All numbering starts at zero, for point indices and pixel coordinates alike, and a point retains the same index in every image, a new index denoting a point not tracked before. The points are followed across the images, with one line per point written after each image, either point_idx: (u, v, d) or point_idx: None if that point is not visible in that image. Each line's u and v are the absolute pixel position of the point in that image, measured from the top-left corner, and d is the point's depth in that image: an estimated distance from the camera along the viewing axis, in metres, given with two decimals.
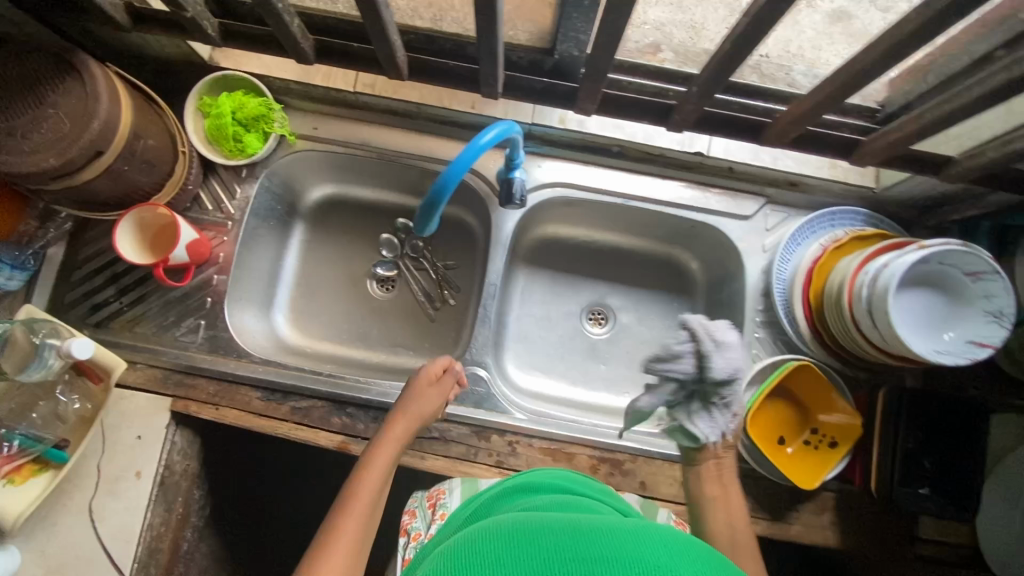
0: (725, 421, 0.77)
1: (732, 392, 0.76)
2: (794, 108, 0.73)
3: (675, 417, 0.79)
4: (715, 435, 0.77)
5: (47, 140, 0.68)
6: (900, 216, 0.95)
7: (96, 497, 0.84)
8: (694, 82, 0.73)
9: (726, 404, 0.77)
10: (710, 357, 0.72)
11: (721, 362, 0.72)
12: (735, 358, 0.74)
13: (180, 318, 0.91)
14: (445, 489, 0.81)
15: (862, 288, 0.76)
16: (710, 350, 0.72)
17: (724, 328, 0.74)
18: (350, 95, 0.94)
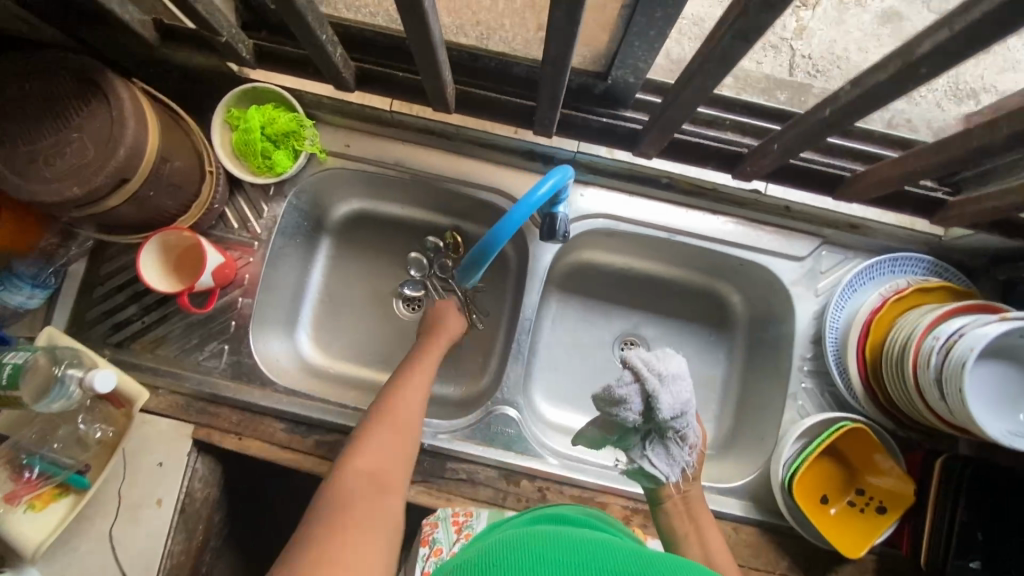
0: (682, 456, 0.75)
1: (686, 427, 0.73)
2: (891, 165, 0.67)
3: (631, 458, 0.76)
4: (672, 473, 0.75)
5: (71, 167, 0.64)
6: (965, 264, 0.89)
7: (116, 523, 0.82)
8: (778, 138, 0.67)
9: (682, 438, 0.74)
10: (655, 396, 0.69)
11: (668, 400, 0.69)
12: (682, 391, 0.70)
13: (203, 341, 0.88)
14: (472, 511, 0.80)
15: (930, 355, 0.71)
16: (654, 389, 0.69)
17: (668, 361, 0.71)
18: (386, 113, 0.89)
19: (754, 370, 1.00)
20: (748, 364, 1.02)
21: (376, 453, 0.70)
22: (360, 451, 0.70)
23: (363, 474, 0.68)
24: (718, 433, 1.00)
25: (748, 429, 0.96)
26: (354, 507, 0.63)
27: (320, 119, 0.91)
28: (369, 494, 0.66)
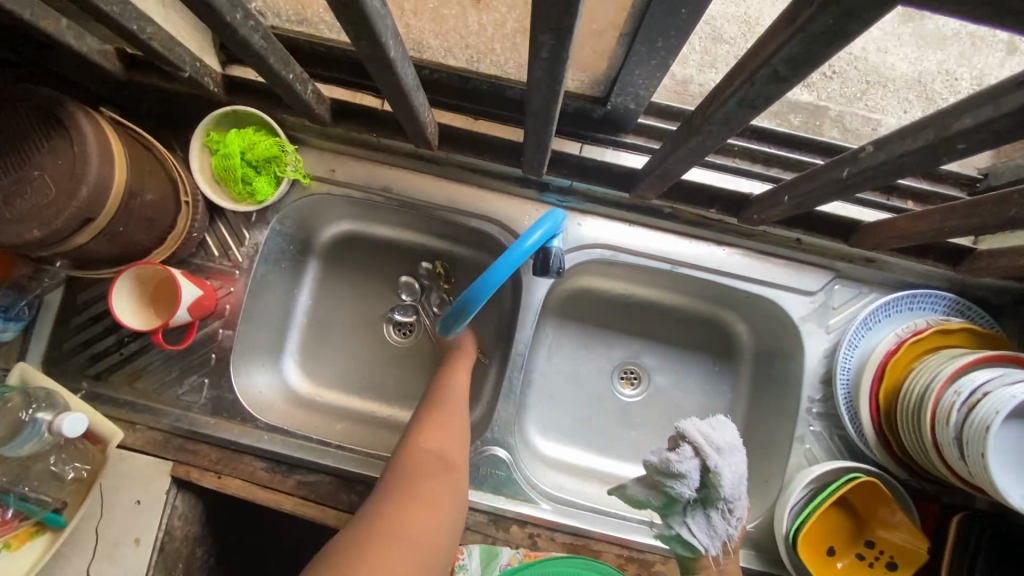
0: (726, 530, 0.70)
1: (737, 500, 0.69)
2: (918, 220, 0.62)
3: (669, 524, 0.71)
4: (712, 545, 0.70)
5: (30, 207, 0.60)
6: (988, 301, 0.83)
7: (92, 564, 0.80)
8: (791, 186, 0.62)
9: (730, 512, 0.69)
10: (717, 469, 0.67)
11: (728, 473, 0.67)
12: (738, 463, 0.68)
13: (183, 374, 0.84)
14: (463, 550, 0.78)
15: (951, 411, 0.66)
16: (715, 462, 0.67)
17: (722, 430, 0.69)
18: (372, 137, 0.84)
19: (759, 406, 0.95)
20: (753, 399, 0.97)
21: (438, 432, 0.72)
22: (425, 430, 0.73)
23: (428, 452, 0.70)
24: None
25: (751, 469, 0.92)
26: (421, 481, 0.67)
27: (303, 141, 0.86)
28: (435, 474, 0.68)
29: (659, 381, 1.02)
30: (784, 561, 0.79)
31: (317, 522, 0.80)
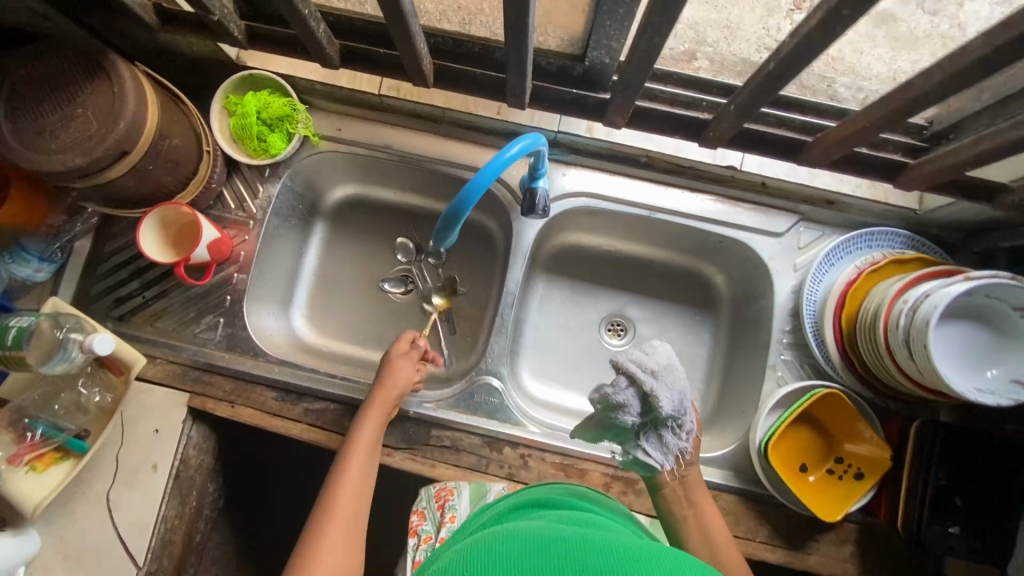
0: (677, 445, 0.73)
1: (683, 415, 0.73)
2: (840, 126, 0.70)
3: (627, 452, 0.75)
4: (666, 461, 0.74)
5: (73, 139, 0.69)
6: (942, 240, 0.90)
7: (113, 486, 0.86)
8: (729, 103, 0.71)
9: (679, 427, 0.73)
10: (653, 391, 0.70)
11: (665, 392, 0.70)
12: (676, 381, 0.71)
13: (200, 314, 0.92)
14: (453, 490, 0.81)
15: (899, 318, 0.72)
16: (650, 385, 0.70)
17: (656, 354, 0.72)
18: (375, 98, 0.92)
19: (738, 347, 1.01)
20: (731, 342, 1.03)
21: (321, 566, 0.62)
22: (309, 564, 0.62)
23: None
24: (703, 410, 1.02)
25: (731, 404, 0.97)
26: None
27: (313, 104, 0.95)
28: None
29: (643, 331, 1.08)
30: (759, 477, 0.85)
31: (322, 447, 0.87)
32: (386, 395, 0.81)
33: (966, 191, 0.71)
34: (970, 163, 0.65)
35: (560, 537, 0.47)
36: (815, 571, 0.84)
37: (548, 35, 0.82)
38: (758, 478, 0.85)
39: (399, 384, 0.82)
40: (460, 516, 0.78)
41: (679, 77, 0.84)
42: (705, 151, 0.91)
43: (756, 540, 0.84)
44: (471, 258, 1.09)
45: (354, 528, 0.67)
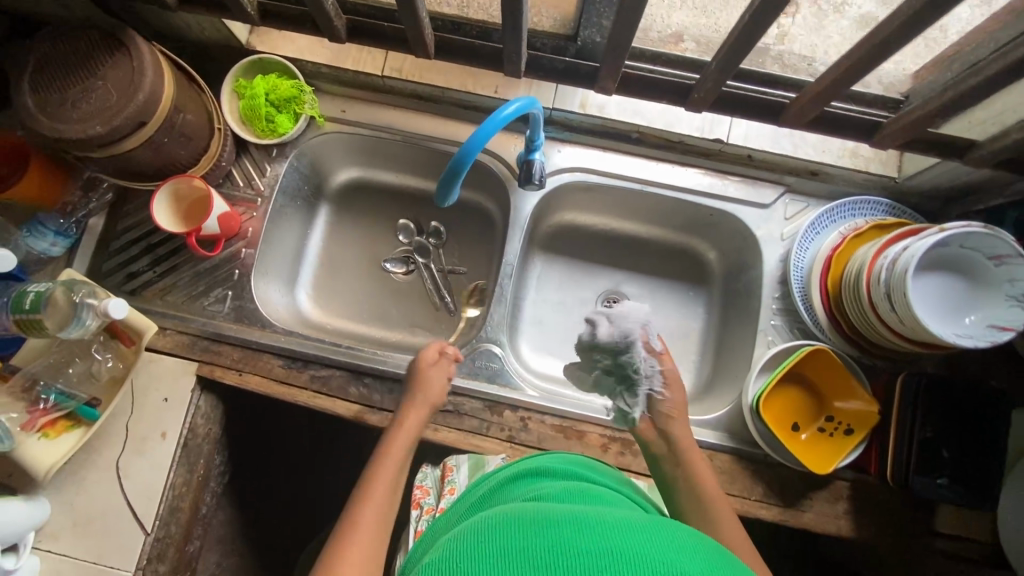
0: (649, 392, 0.78)
1: (642, 358, 0.77)
2: (812, 87, 0.69)
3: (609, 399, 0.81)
4: (642, 408, 0.79)
5: (95, 109, 0.73)
6: (923, 207, 0.94)
7: (123, 454, 0.88)
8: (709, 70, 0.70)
9: (644, 372, 0.78)
10: (598, 326, 0.77)
11: (608, 328, 0.77)
12: (627, 322, 0.77)
13: (209, 288, 0.95)
14: (453, 465, 0.83)
15: (880, 273, 0.75)
16: (597, 322, 0.78)
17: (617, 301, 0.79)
18: (378, 79, 0.97)
19: (731, 319, 1.04)
20: (724, 315, 1.06)
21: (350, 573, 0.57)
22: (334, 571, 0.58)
23: None
24: (698, 381, 1.04)
25: (725, 373, 1.00)
26: None
27: (318, 88, 1.00)
28: None
29: None
30: (754, 437, 0.87)
31: (327, 412, 0.89)
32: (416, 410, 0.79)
33: (935, 148, 0.73)
34: (940, 114, 0.66)
35: (554, 522, 0.49)
36: (810, 528, 0.86)
37: (542, 15, 0.81)
38: (753, 438, 0.87)
39: (430, 396, 0.81)
40: (459, 487, 0.81)
41: (668, 57, 0.81)
42: (693, 125, 0.95)
43: (752, 498, 0.86)
44: (470, 237, 1.12)
45: (381, 530, 0.64)
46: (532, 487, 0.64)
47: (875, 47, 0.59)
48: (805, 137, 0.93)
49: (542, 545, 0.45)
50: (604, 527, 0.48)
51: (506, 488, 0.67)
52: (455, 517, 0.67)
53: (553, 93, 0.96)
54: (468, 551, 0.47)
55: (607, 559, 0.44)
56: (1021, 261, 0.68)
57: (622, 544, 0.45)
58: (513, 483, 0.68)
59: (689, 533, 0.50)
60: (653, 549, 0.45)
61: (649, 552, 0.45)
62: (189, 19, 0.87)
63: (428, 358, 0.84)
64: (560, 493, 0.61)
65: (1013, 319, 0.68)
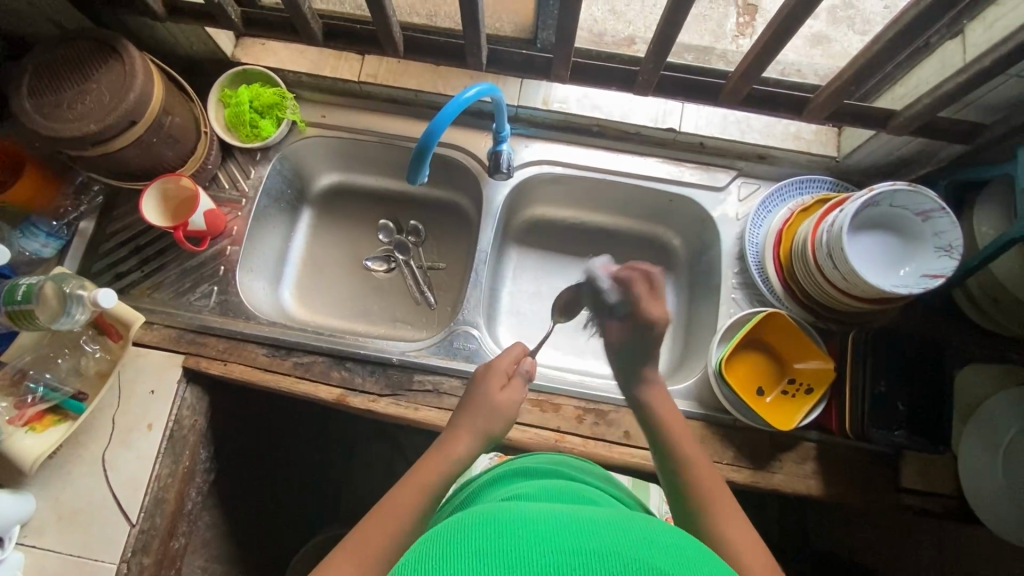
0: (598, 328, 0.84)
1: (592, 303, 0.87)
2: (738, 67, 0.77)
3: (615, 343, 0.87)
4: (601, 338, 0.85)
5: (89, 109, 0.79)
6: (864, 184, 1.01)
7: (108, 447, 0.89)
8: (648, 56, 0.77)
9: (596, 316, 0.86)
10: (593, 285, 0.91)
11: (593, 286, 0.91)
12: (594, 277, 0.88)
13: (195, 284, 0.99)
14: None
15: (823, 235, 0.81)
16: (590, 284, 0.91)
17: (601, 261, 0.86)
18: (355, 85, 1.04)
19: (696, 300, 1.09)
20: (691, 297, 1.10)
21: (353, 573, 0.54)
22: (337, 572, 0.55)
23: None
24: (670, 361, 1.08)
25: (694, 350, 1.04)
26: None
27: (300, 96, 1.07)
28: None
29: None
30: (723, 404, 0.91)
31: (311, 397, 0.92)
32: (472, 413, 0.72)
33: (861, 120, 0.81)
34: (852, 83, 0.73)
35: (526, 516, 0.49)
36: (782, 489, 0.89)
37: (504, 22, 0.89)
38: (722, 405, 0.90)
39: (490, 399, 0.73)
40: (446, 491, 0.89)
41: (621, 57, 0.85)
42: (648, 116, 1.02)
43: (724, 462, 0.89)
44: (447, 234, 1.17)
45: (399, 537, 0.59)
46: (512, 486, 0.67)
47: (787, 22, 0.66)
48: (751, 123, 1.01)
49: (514, 535, 0.46)
50: (576, 523, 0.48)
51: (490, 488, 0.71)
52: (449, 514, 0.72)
53: (517, 92, 1.03)
54: (443, 539, 0.48)
55: (577, 550, 0.44)
56: (945, 214, 0.75)
57: (593, 540, 0.45)
58: (497, 483, 0.71)
59: (660, 525, 0.50)
60: (623, 542, 0.46)
61: (620, 544, 0.45)
62: (176, 33, 0.95)
63: (503, 359, 0.78)
64: (538, 492, 0.63)
65: (943, 267, 0.75)
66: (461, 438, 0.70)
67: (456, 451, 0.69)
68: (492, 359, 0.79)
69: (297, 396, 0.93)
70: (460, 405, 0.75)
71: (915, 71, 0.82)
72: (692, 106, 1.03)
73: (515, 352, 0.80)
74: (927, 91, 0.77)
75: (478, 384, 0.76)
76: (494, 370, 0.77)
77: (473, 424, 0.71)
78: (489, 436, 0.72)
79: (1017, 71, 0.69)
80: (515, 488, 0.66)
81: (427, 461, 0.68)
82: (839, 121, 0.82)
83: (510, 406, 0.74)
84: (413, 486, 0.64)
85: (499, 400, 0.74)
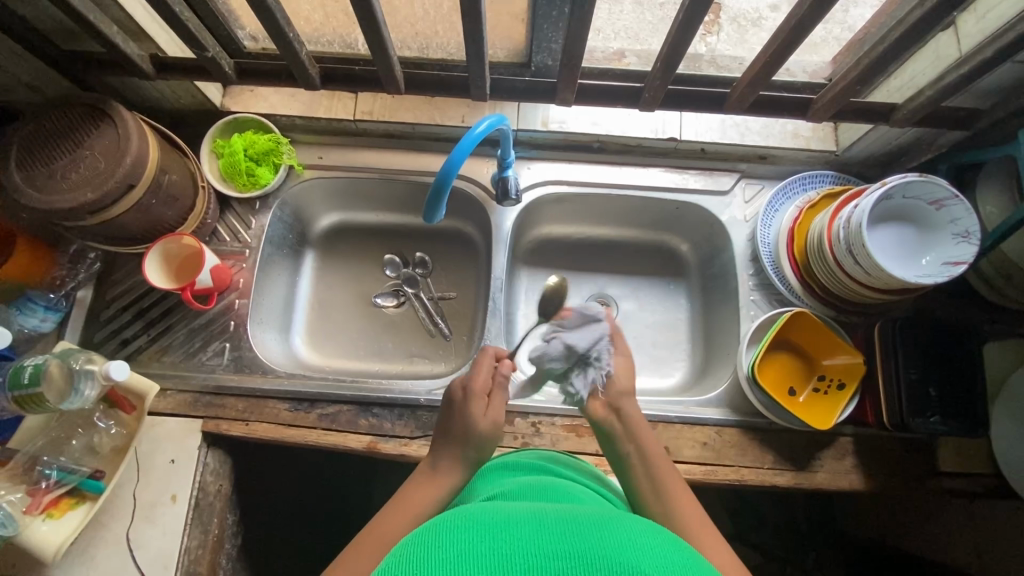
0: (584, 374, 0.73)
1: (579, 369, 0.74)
2: (744, 75, 0.77)
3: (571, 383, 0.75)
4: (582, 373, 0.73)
5: (85, 177, 0.76)
6: (864, 174, 1.03)
7: (132, 525, 0.85)
8: (655, 69, 0.76)
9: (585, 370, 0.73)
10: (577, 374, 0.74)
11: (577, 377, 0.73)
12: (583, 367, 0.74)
13: (206, 342, 0.95)
14: None
15: (839, 232, 0.82)
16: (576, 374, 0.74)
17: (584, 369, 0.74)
18: (350, 123, 1.02)
19: (712, 304, 1.09)
20: (706, 302, 1.10)
21: None
22: None
23: None
24: (694, 367, 1.07)
25: (716, 355, 1.04)
26: None
27: (295, 139, 1.05)
28: None
29: (626, 308, 1.13)
30: (757, 406, 0.90)
31: (340, 448, 0.89)
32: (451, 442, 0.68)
33: (864, 115, 0.83)
34: (858, 82, 0.74)
35: (518, 519, 0.48)
36: (825, 487, 0.88)
37: (497, 48, 0.89)
38: (755, 407, 0.90)
39: (464, 428, 0.68)
40: None
41: (615, 72, 0.84)
42: (648, 128, 1.02)
43: (765, 467, 0.89)
44: (455, 262, 1.15)
45: None
46: (500, 483, 0.65)
47: (795, 27, 0.66)
48: (749, 126, 1.01)
49: (497, 543, 0.44)
50: (567, 525, 0.47)
51: (479, 486, 0.68)
52: None
53: (516, 115, 1.02)
54: (424, 540, 0.46)
55: (564, 557, 0.42)
56: (958, 201, 0.76)
57: (583, 545, 0.44)
58: (489, 480, 0.69)
59: (649, 528, 0.49)
60: (615, 546, 0.44)
61: (606, 547, 0.43)
62: (164, 88, 0.92)
63: (479, 378, 0.72)
64: (524, 491, 0.61)
65: (963, 253, 0.76)
66: (448, 467, 0.67)
67: (442, 479, 0.67)
68: (465, 378, 0.73)
69: (324, 448, 0.91)
70: (444, 431, 0.70)
71: (910, 63, 0.84)
72: (689, 114, 1.04)
73: (488, 364, 0.72)
74: (927, 82, 0.78)
75: (457, 412, 0.70)
76: (472, 393, 0.70)
77: (455, 452, 0.68)
78: (480, 462, 0.69)
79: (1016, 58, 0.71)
80: (501, 487, 0.64)
81: (415, 488, 0.66)
82: (843, 119, 0.83)
83: (495, 429, 0.69)
84: (405, 508, 0.63)
85: (482, 425, 0.68)
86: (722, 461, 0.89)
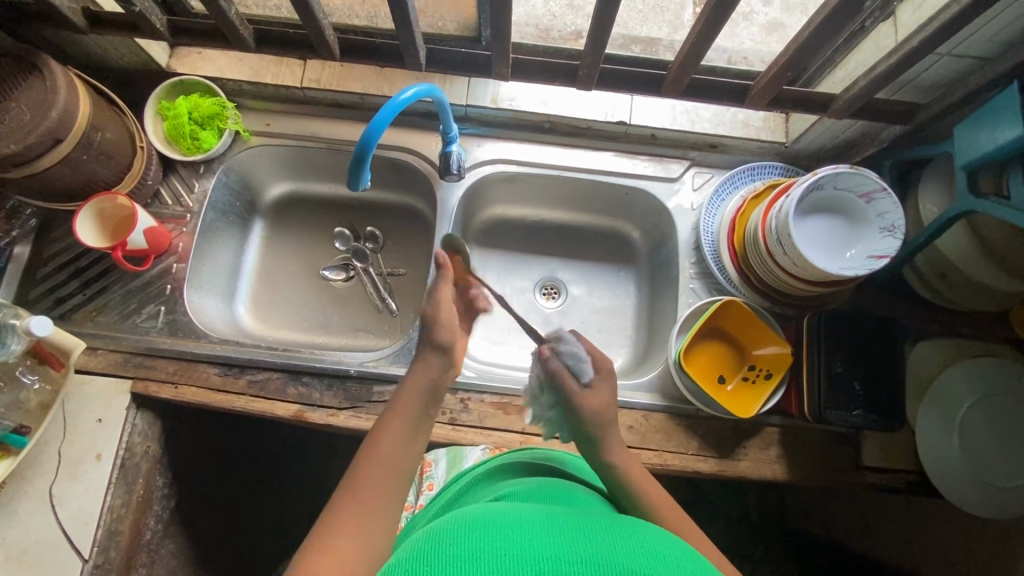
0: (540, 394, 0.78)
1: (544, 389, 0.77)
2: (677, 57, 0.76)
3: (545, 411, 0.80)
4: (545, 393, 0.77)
5: (10, 128, 0.75)
6: (813, 167, 1.03)
7: (56, 481, 0.85)
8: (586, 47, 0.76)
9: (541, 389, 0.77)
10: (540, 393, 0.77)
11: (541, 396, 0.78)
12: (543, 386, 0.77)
13: (141, 305, 0.95)
14: (432, 461, 0.89)
15: (771, 223, 0.81)
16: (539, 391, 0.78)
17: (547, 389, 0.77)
18: (297, 91, 1.01)
19: (657, 292, 1.08)
20: (653, 289, 1.10)
21: None
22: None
23: None
24: (636, 354, 1.08)
25: (656, 342, 1.04)
26: None
27: (242, 105, 1.04)
28: None
29: (575, 292, 1.13)
30: (686, 395, 0.91)
31: (268, 415, 0.90)
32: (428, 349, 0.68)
33: (801, 105, 0.82)
34: (789, 68, 0.74)
35: (521, 523, 0.48)
36: (747, 476, 0.89)
37: (445, 20, 0.85)
38: (685, 397, 0.90)
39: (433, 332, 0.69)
40: (436, 482, 0.88)
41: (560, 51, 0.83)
42: (598, 110, 1.01)
43: (689, 453, 0.90)
44: (406, 238, 1.15)
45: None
46: (498, 486, 0.65)
47: (715, 9, 0.65)
48: (700, 113, 1.00)
49: (505, 544, 0.44)
50: (573, 532, 0.47)
51: (483, 483, 0.69)
52: (433, 506, 0.71)
53: (464, 92, 1.02)
54: (438, 547, 0.45)
55: (574, 561, 0.43)
56: (886, 194, 0.76)
57: (591, 551, 0.44)
58: (485, 480, 0.69)
59: (658, 535, 0.50)
60: (613, 551, 0.45)
61: (612, 555, 0.44)
62: (104, 45, 0.91)
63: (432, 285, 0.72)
64: (529, 491, 0.60)
65: (887, 247, 0.76)
66: (430, 360, 0.67)
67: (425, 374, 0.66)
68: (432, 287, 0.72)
69: (251, 415, 0.91)
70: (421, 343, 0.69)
71: (853, 53, 0.83)
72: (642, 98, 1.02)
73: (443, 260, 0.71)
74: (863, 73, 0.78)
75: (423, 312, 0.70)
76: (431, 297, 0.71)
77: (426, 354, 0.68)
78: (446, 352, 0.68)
79: (946, 50, 0.71)
80: (505, 486, 0.64)
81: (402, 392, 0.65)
82: (781, 107, 0.83)
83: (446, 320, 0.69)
84: (401, 413, 0.63)
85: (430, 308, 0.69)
86: (647, 445, 0.90)
